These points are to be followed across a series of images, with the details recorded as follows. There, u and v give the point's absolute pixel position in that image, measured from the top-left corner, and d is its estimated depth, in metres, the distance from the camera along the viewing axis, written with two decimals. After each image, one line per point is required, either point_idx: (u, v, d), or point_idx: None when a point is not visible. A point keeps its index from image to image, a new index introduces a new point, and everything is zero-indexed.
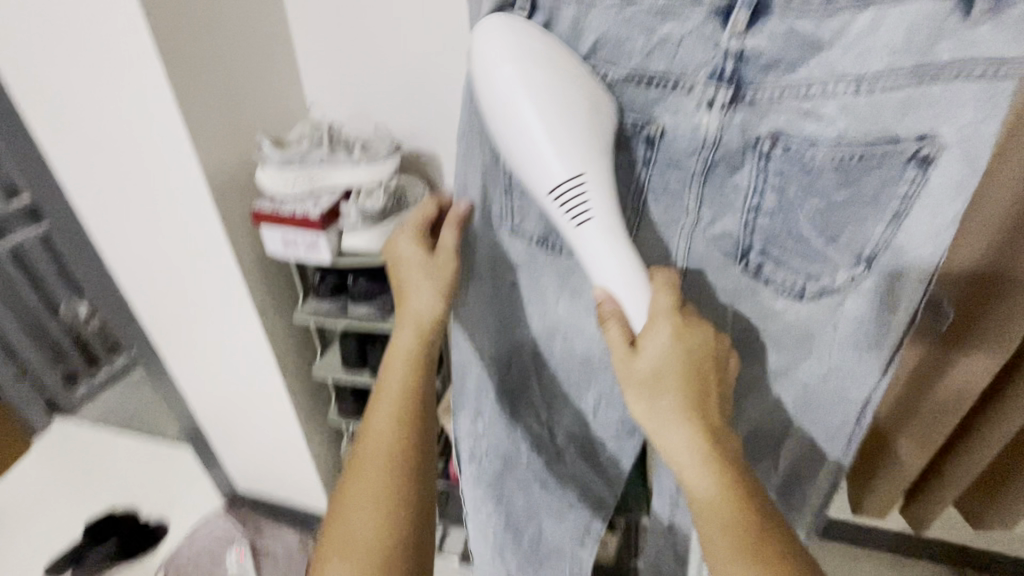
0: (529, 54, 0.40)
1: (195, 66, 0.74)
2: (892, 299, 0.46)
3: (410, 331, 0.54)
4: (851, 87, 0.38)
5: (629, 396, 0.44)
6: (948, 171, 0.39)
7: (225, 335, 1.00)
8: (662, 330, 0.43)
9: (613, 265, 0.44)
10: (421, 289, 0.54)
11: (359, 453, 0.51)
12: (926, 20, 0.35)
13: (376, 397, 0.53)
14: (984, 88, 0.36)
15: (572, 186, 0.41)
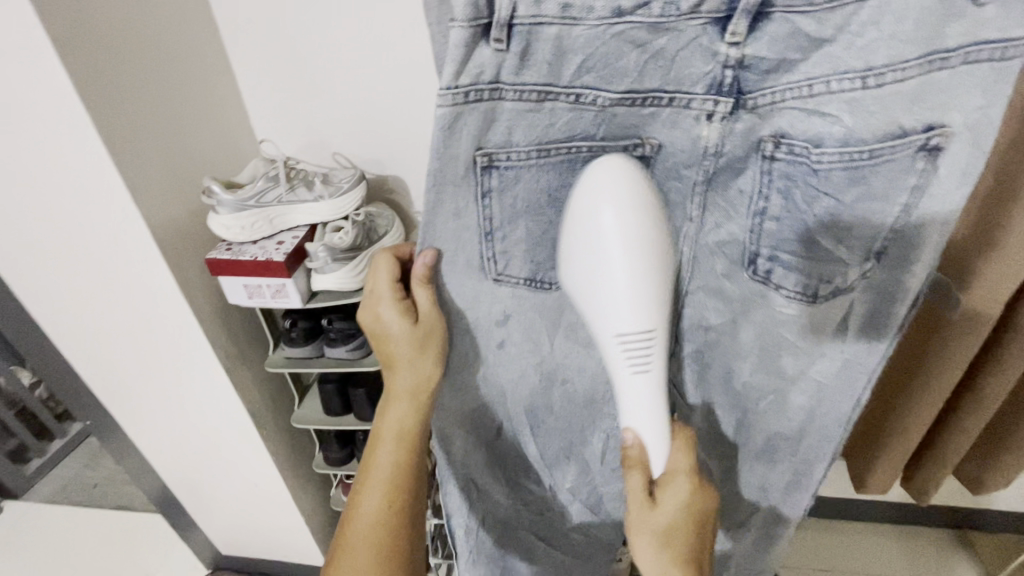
0: (634, 204, 0.39)
1: (129, 116, 0.68)
2: (900, 288, 0.44)
3: (402, 406, 0.53)
4: (857, 82, 0.36)
5: (637, 534, 0.47)
6: (956, 159, 0.38)
7: (191, 396, 0.92)
8: (681, 489, 0.45)
9: (649, 415, 0.44)
10: (410, 366, 0.52)
11: (354, 521, 0.53)
12: (934, 5, 0.33)
13: (368, 464, 0.54)
14: (992, 69, 0.35)
15: (640, 339, 0.42)
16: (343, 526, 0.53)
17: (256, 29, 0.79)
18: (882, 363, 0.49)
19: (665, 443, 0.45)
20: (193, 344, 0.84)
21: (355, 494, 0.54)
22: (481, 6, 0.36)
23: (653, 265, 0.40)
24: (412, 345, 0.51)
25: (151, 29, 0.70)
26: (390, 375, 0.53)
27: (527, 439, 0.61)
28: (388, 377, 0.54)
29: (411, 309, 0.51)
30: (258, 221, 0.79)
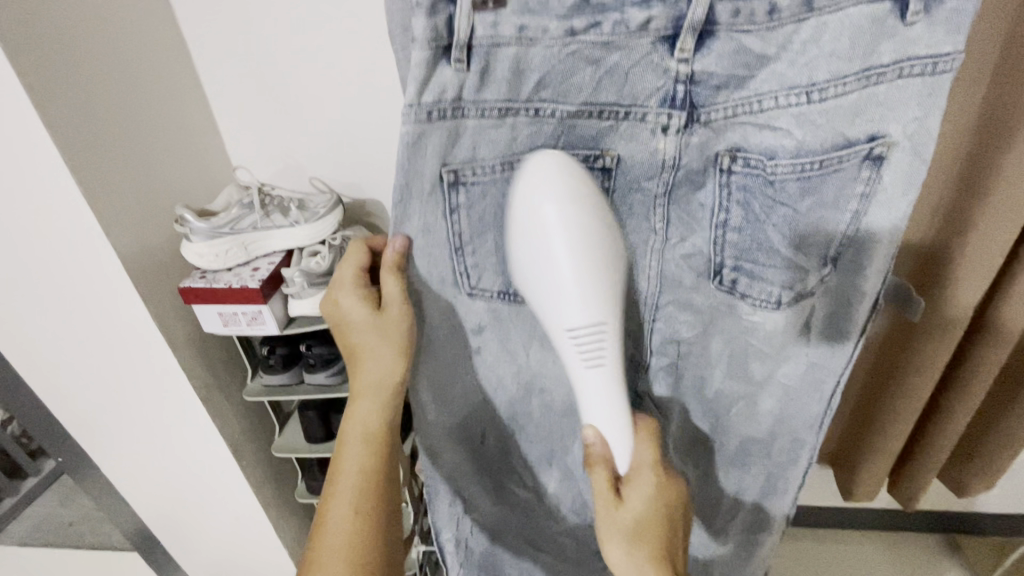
0: (577, 198, 0.39)
1: (100, 149, 0.68)
2: (859, 292, 0.46)
3: (367, 405, 0.51)
4: (803, 97, 0.38)
5: (607, 537, 0.45)
6: (898, 166, 0.39)
7: (165, 427, 0.89)
8: (646, 484, 0.45)
9: (607, 409, 0.44)
10: (370, 358, 0.50)
11: (323, 530, 0.50)
12: (867, 23, 0.35)
13: (334, 469, 0.52)
14: (925, 83, 0.37)
15: (593, 333, 0.41)
16: (312, 537, 0.51)
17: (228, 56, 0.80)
18: (847, 365, 0.50)
19: (628, 436, 0.45)
20: (166, 374, 0.83)
21: (324, 502, 0.51)
22: (440, 28, 0.36)
23: (596, 270, 0.40)
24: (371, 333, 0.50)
25: (120, 62, 0.71)
26: (353, 370, 0.52)
27: (514, 438, 0.61)
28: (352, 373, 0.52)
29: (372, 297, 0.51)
30: (232, 247, 0.79)
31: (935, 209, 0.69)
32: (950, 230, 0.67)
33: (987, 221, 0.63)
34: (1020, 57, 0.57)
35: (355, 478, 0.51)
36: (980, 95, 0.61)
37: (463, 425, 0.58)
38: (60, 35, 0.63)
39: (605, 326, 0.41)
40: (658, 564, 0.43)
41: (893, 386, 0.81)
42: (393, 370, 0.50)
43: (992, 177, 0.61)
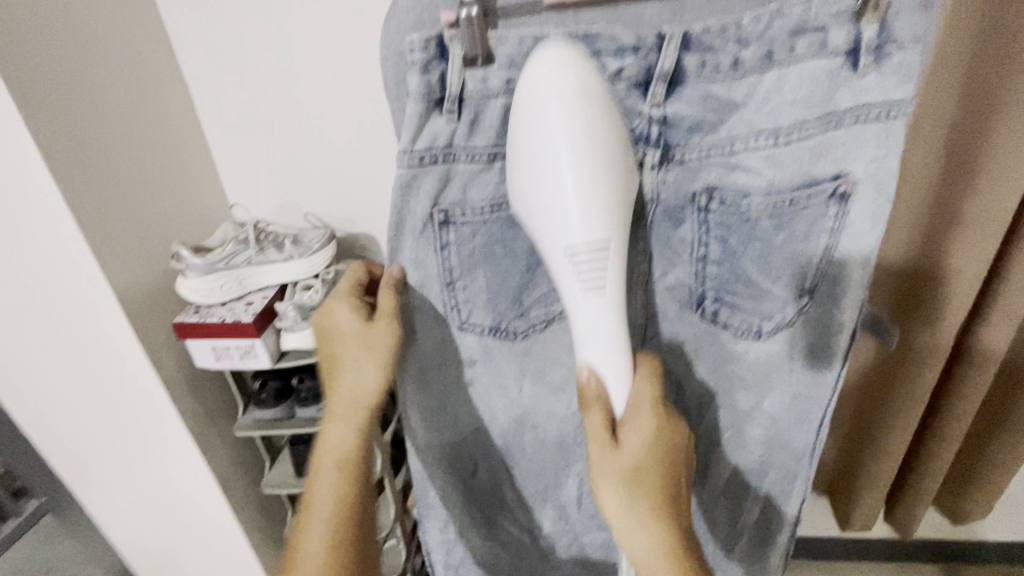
0: (586, 96, 0.37)
1: (97, 186, 0.70)
2: (837, 323, 0.47)
3: (342, 426, 0.50)
4: (770, 140, 0.40)
5: (602, 483, 0.42)
6: (864, 203, 0.42)
7: (153, 465, 0.88)
8: (646, 425, 0.42)
9: (606, 342, 0.42)
10: (350, 378, 0.49)
11: (294, 562, 0.48)
12: (823, 75, 0.38)
13: (306, 495, 0.50)
14: (882, 128, 0.39)
15: (594, 255, 0.39)
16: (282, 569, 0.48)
17: (230, 98, 0.84)
18: (833, 395, 0.50)
19: (625, 372, 0.42)
20: (157, 410, 0.82)
21: (295, 531, 0.49)
22: (433, 83, 0.39)
23: (604, 186, 0.38)
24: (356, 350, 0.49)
25: (122, 104, 0.74)
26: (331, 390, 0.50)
27: (504, 475, 0.61)
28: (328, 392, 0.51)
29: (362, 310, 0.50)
30: (226, 283, 0.80)
31: (913, 224, 0.71)
32: (934, 241, 0.69)
33: (968, 235, 0.65)
34: (989, 73, 0.59)
35: (327, 506, 0.49)
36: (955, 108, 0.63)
37: (455, 457, 0.58)
38: (56, 81, 0.65)
39: (609, 246, 0.40)
40: (655, 510, 0.41)
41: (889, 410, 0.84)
42: (371, 391, 0.50)
43: (969, 191, 0.64)
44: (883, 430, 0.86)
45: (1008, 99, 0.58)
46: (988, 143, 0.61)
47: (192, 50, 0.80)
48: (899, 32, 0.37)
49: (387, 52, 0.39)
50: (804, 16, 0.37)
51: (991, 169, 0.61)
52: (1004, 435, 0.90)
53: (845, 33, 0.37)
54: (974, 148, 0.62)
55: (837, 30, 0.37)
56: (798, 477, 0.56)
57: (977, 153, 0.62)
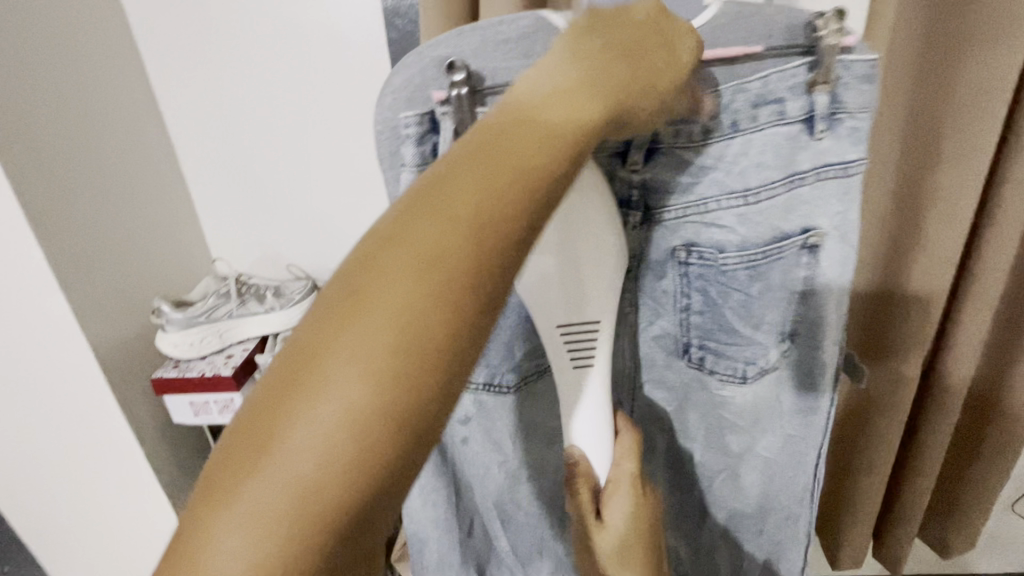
0: (587, 191, 0.41)
1: (72, 220, 0.77)
2: (817, 365, 0.49)
3: (567, 120, 0.32)
4: (740, 199, 0.43)
5: (593, 552, 0.48)
6: (832, 252, 0.44)
7: (125, 519, 0.89)
8: (624, 500, 0.47)
9: (593, 417, 0.45)
10: (579, 109, 0.33)
11: (330, 342, 0.26)
12: (784, 141, 0.42)
13: (392, 237, 0.28)
14: (841, 183, 0.42)
15: (586, 333, 0.43)
16: (296, 344, 0.27)
17: (223, 166, 0.94)
18: (823, 433, 0.52)
19: (609, 452, 0.47)
20: (128, 463, 0.85)
21: (423, 204, 0.29)
22: (427, 155, 0.42)
23: (599, 285, 0.43)
24: (623, 88, 0.34)
25: (117, 184, 0.85)
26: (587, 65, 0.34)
27: (500, 529, 0.60)
28: (595, 64, 0.34)
29: (677, 50, 0.36)
30: (207, 335, 0.80)
31: (880, 254, 0.80)
32: (894, 269, 0.78)
33: (926, 259, 0.73)
34: (925, 117, 0.70)
35: (485, 216, 0.29)
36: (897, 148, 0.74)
37: (452, 514, 0.58)
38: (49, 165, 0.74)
39: (599, 326, 0.43)
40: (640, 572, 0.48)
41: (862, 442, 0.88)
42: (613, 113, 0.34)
43: (919, 222, 0.73)
44: (866, 466, 0.89)
45: (939, 138, 0.68)
46: (928, 180, 0.71)
47: (188, 128, 0.92)
48: (848, 101, 0.41)
49: (381, 127, 0.42)
50: (764, 90, 0.40)
51: (934, 201, 0.70)
52: (980, 465, 0.92)
53: (801, 104, 0.41)
54: (916, 184, 0.72)
55: (793, 102, 0.41)
56: (799, 516, 0.55)
57: (922, 178, 0.71)
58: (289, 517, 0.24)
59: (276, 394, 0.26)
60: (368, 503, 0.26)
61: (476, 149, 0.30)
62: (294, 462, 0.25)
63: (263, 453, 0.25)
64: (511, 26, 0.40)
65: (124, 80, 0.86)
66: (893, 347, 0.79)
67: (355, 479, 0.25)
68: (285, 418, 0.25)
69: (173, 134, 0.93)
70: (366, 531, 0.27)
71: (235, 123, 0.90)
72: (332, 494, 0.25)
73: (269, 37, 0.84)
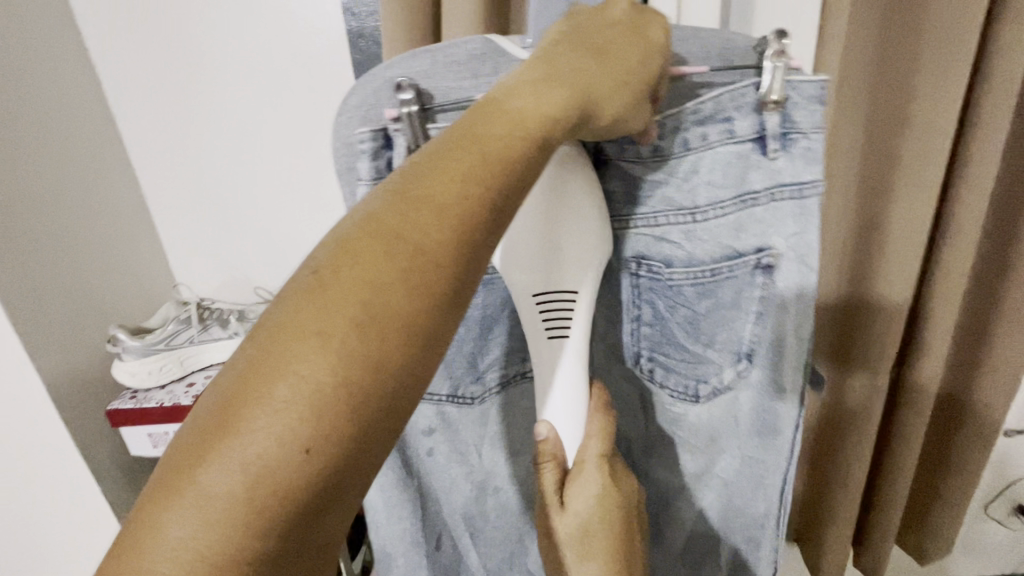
0: (567, 187, 0.42)
1: (18, 235, 0.73)
2: (780, 388, 0.48)
3: (535, 116, 0.33)
4: (687, 217, 0.44)
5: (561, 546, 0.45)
6: (790, 273, 0.44)
7: (72, 555, 0.84)
8: (591, 481, 0.44)
9: (566, 393, 0.44)
10: (552, 99, 0.33)
11: (288, 338, 0.26)
12: (733, 159, 0.42)
13: (366, 228, 0.29)
14: (796, 205, 0.42)
15: (559, 300, 0.43)
16: (264, 329, 0.27)
17: (185, 186, 0.92)
18: (788, 460, 0.51)
19: (580, 424, 0.45)
20: (78, 494, 0.80)
21: (383, 211, 0.29)
22: (382, 169, 0.41)
23: (578, 262, 0.42)
24: (591, 79, 0.35)
25: (72, 206, 0.82)
26: (555, 64, 0.35)
27: (469, 545, 0.59)
28: (567, 60, 0.35)
29: (651, 58, 0.37)
30: (166, 364, 0.77)
31: (844, 264, 0.82)
32: (859, 275, 0.79)
33: (889, 269, 0.74)
34: (884, 126, 0.72)
35: (445, 225, 0.29)
36: (858, 155, 0.76)
37: (419, 528, 0.57)
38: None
39: (577, 295, 0.43)
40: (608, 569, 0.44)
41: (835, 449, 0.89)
42: (580, 106, 0.34)
43: (882, 231, 0.74)
44: (840, 474, 0.90)
45: (898, 145, 0.70)
46: (891, 190, 0.72)
47: (147, 148, 0.90)
48: (799, 120, 0.41)
49: (337, 143, 0.42)
50: (714, 110, 0.41)
51: (896, 210, 0.72)
52: (951, 469, 0.93)
53: (751, 123, 0.41)
54: (884, 190, 0.73)
55: (742, 120, 0.41)
56: (759, 540, 0.55)
57: (886, 184, 0.73)
58: (233, 516, 0.25)
59: (218, 409, 0.26)
60: (312, 498, 0.26)
61: (443, 150, 0.31)
62: (224, 480, 0.25)
63: (220, 441, 0.25)
64: (460, 48, 0.40)
65: (81, 100, 0.84)
66: (864, 357, 0.79)
67: (303, 472, 0.25)
68: (244, 405, 0.25)
69: (133, 155, 0.91)
70: (310, 529, 0.27)
71: (202, 139, 0.88)
72: (279, 486, 0.25)
73: (233, 55, 0.83)
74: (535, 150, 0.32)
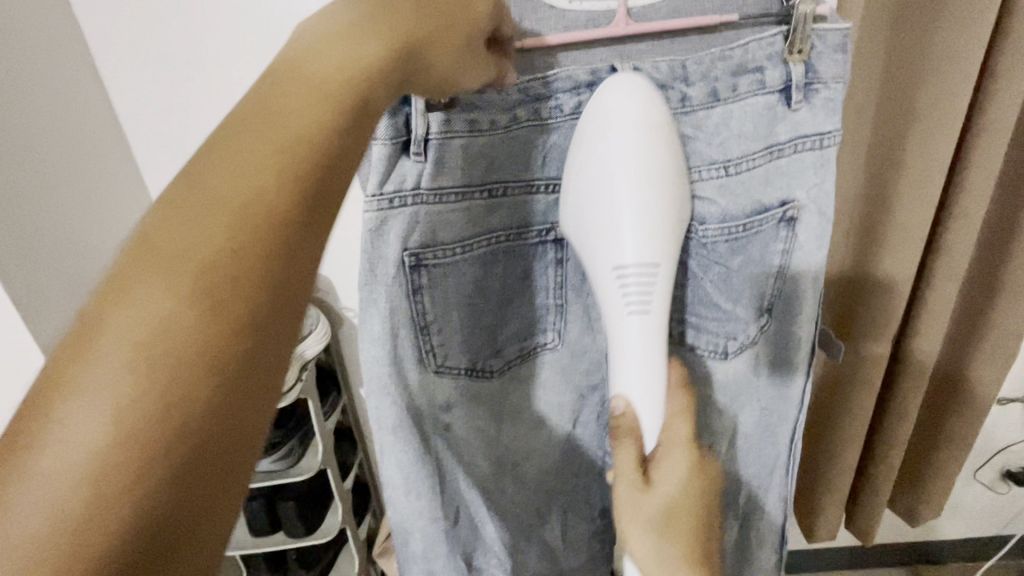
0: (648, 128, 0.40)
1: None
2: (793, 340, 0.51)
3: (335, 58, 0.33)
4: (721, 170, 0.44)
5: (634, 532, 0.42)
6: (810, 226, 0.46)
7: None
8: (680, 460, 0.42)
9: (642, 372, 0.42)
10: (362, 44, 0.34)
11: (91, 335, 0.26)
12: (763, 110, 0.43)
13: (176, 214, 0.29)
14: (818, 156, 0.44)
15: (642, 271, 0.40)
16: (67, 342, 0.26)
17: None
18: (802, 398, 0.53)
19: (661, 409, 0.42)
20: None
21: (176, 207, 0.29)
22: (399, 128, 0.43)
23: (664, 228, 0.41)
24: (413, 23, 0.36)
25: None
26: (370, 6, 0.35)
27: (484, 518, 0.59)
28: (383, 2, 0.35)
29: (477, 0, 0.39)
30: None
31: (851, 240, 0.81)
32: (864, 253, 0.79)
33: (902, 241, 0.73)
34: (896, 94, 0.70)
35: (245, 181, 0.29)
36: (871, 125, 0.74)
37: (439, 507, 0.55)
38: None
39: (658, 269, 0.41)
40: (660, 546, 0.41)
41: (832, 419, 0.91)
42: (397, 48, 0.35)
43: (890, 202, 0.73)
44: (837, 446, 0.92)
45: (912, 112, 0.68)
46: (902, 160, 0.71)
47: None
48: (823, 71, 0.42)
49: None
50: (744, 58, 0.42)
51: (908, 182, 0.70)
52: (945, 434, 0.96)
53: (779, 74, 0.42)
54: (891, 159, 0.72)
55: (772, 70, 0.42)
56: (766, 506, 0.58)
57: (898, 152, 0.71)
58: (73, 511, 0.23)
59: (28, 427, 0.25)
60: (169, 465, 0.25)
61: (238, 121, 0.31)
62: (49, 484, 0.23)
63: (29, 454, 0.24)
64: None
65: None
66: (868, 330, 0.81)
67: (141, 459, 0.24)
68: (51, 410, 0.24)
69: None
70: (185, 501, 0.25)
71: None
72: (118, 481, 0.24)
73: None
74: (353, 102, 0.33)
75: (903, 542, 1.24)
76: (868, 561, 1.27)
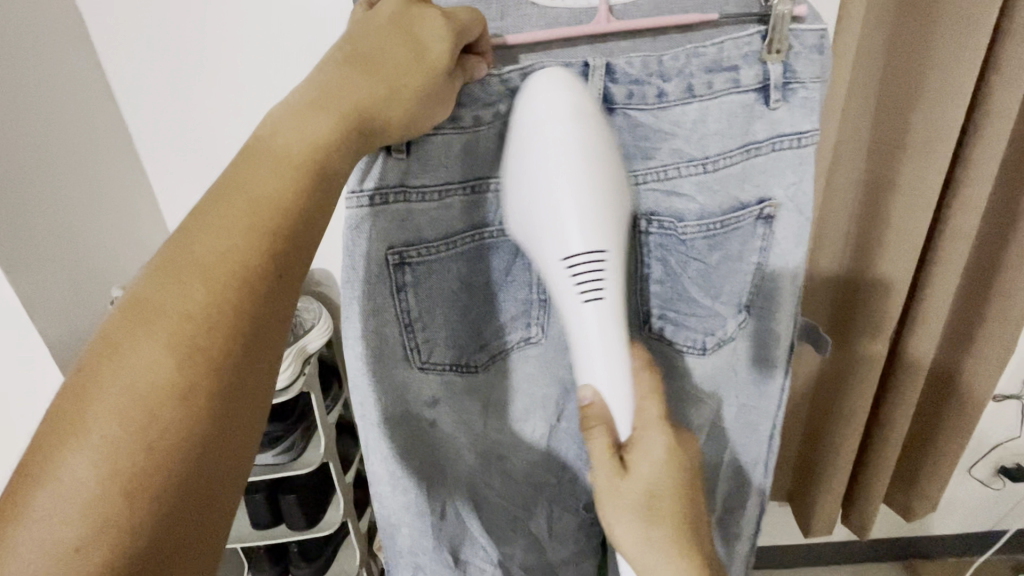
0: (584, 115, 0.41)
1: None
2: (774, 336, 0.51)
3: (297, 135, 0.36)
4: (700, 168, 0.44)
5: (611, 508, 0.45)
6: (788, 223, 0.46)
7: None
8: (656, 443, 0.44)
9: (603, 363, 0.43)
10: (315, 121, 0.36)
11: (83, 397, 0.28)
12: (739, 109, 0.43)
13: (156, 275, 0.31)
14: (795, 155, 0.44)
15: (590, 262, 0.41)
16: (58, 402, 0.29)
17: None
18: (782, 396, 0.54)
19: (628, 400, 0.44)
20: None
21: (158, 271, 0.32)
22: None
23: (612, 218, 0.41)
24: (362, 100, 0.38)
25: None
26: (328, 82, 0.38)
27: (470, 514, 0.60)
28: (336, 82, 0.38)
29: (429, 52, 0.40)
30: None
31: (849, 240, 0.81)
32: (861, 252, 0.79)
33: (896, 240, 0.73)
34: (896, 91, 0.70)
35: (225, 246, 0.32)
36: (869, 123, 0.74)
37: (426, 502, 0.56)
38: None
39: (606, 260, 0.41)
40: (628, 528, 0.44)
41: (830, 417, 0.92)
42: (350, 122, 0.37)
43: (887, 201, 0.73)
44: (833, 443, 0.92)
45: (910, 110, 0.68)
46: (900, 158, 0.70)
47: None
48: (800, 70, 0.42)
49: None
50: (719, 56, 0.42)
51: (904, 181, 0.70)
52: (939, 431, 0.96)
53: (756, 72, 0.42)
54: (891, 157, 0.72)
55: (747, 69, 0.42)
56: (749, 498, 0.60)
57: (897, 150, 0.71)
58: (74, 553, 0.26)
59: (26, 484, 0.27)
60: (160, 505, 0.28)
61: (219, 190, 0.34)
62: (51, 534, 0.26)
63: (29, 507, 0.26)
64: None
65: None
66: (863, 327, 0.81)
67: (133, 503, 0.27)
68: (49, 467, 0.27)
69: None
70: (176, 536, 0.29)
71: None
72: (117, 517, 0.27)
73: None
74: (315, 172, 0.35)
75: (898, 536, 1.24)
76: (863, 555, 1.27)
